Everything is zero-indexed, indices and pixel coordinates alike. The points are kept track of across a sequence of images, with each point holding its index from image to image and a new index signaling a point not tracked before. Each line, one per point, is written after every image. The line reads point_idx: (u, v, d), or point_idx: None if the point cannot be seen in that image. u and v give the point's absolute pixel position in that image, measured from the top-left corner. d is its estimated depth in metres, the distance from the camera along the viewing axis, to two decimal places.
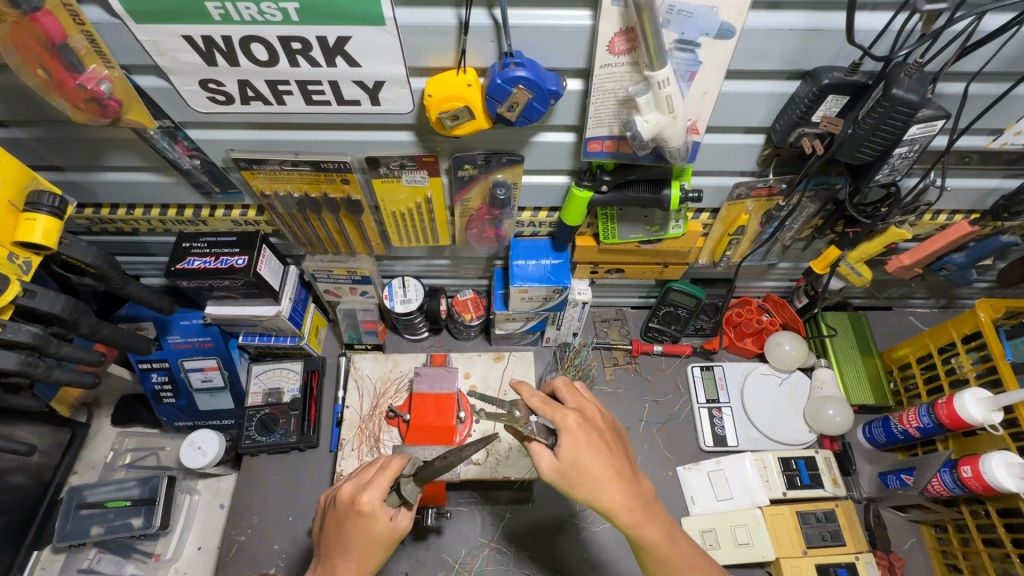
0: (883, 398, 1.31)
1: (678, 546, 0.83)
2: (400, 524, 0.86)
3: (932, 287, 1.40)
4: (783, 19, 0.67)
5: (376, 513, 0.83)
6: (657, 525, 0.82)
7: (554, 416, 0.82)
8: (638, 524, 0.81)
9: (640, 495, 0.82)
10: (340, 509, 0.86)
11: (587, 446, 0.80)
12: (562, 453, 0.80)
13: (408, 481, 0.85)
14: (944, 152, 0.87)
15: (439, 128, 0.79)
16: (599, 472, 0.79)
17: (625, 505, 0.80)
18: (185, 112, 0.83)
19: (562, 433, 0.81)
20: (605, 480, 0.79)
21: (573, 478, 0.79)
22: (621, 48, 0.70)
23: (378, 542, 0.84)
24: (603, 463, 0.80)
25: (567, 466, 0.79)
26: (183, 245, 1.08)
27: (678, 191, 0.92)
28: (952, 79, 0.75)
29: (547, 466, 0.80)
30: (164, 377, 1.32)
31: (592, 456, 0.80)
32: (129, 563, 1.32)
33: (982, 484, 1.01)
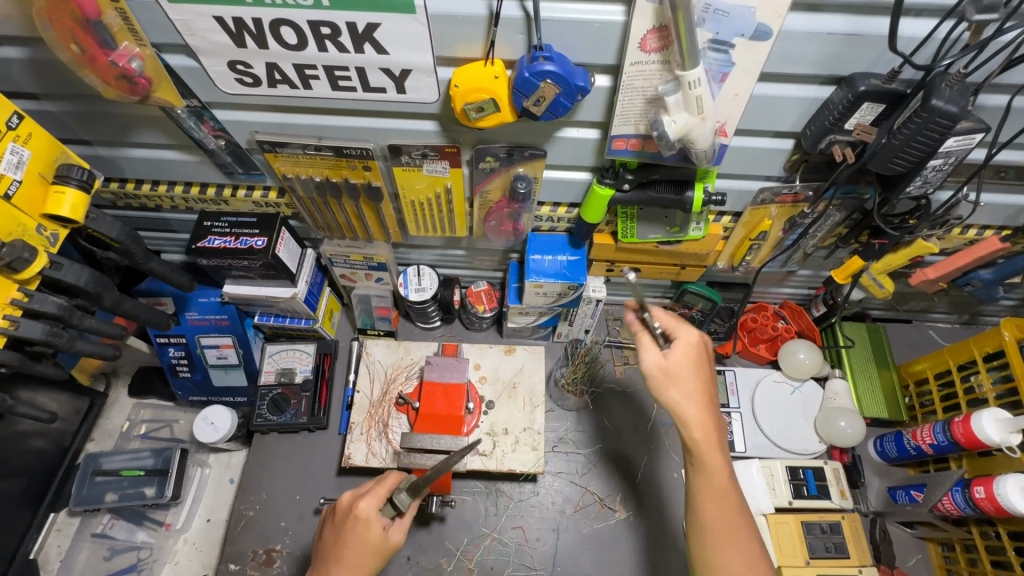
0: (897, 412, 1.29)
1: (721, 491, 0.84)
2: (392, 537, 0.90)
3: (955, 303, 1.37)
4: (822, 22, 0.66)
5: (369, 520, 0.89)
6: (722, 459, 0.84)
7: (680, 330, 0.91)
8: (700, 450, 0.85)
9: (713, 435, 0.85)
10: (337, 515, 0.92)
11: (691, 360, 0.88)
12: (669, 358, 0.88)
13: (402, 491, 0.91)
14: (982, 165, 0.84)
15: (464, 119, 0.78)
16: (695, 385, 0.87)
17: (700, 421, 0.85)
18: (212, 92, 0.83)
19: (678, 343, 0.89)
20: (695, 395, 0.86)
21: (662, 383, 0.87)
22: (653, 46, 0.68)
23: (370, 551, 0.88)
24: (698, 381, 0.87)
25: (669, 371, 0.87)
26: (204, 223, 1.10)
27: (700, 194, 0.90)
28: (995, 90, 0.73)
29: (649, 364, 0.89)
30: (181, 352, 1.34)
31: (680, 380, 0.87)
32: (141, 530, 1.36)
33: (994, 506, 0.99)
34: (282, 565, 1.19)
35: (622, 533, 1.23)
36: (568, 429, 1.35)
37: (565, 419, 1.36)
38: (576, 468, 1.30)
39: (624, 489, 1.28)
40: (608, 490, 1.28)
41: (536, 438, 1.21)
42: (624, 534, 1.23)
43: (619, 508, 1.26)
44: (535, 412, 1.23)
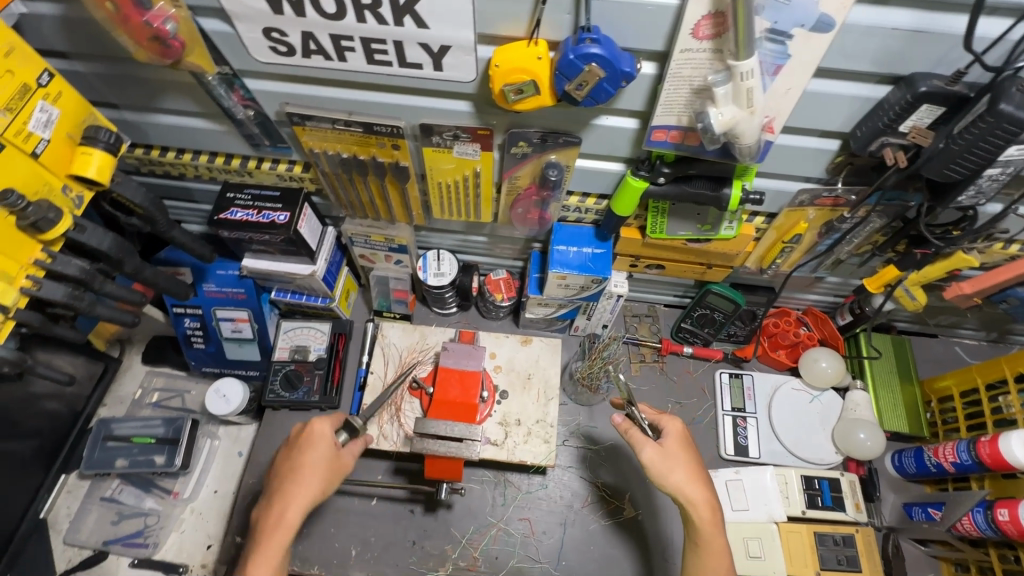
0: (918, 428, 1.26)
1: (720, 572, 0.91)
2: (346, 455, 0.99)
3: (985, 319, 1.33)
4: (888, 16, 0.62)
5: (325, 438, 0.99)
6: (721, 539, 0.92)
7: (667, 421, 1.00)
8: (704, 534, 0.92)
9: (712, 515, 0.92)
10: (290, 442, 1.00)
11: (682, 443, 0.97)
12: (665, 447, 0.97)
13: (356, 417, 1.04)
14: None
15: (501, 101, 0.76)
16: (692, 466, 0.95)
17: (705, 500, 0.93)
18: (245, 60, 0.81)
19: (668, 436, 0.98)
20: (695, 473, 0.95)
21: (664, 471, 0.95)
22: (706, 33, 0.65)
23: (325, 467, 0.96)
24: (695, 463, 0.96)
25: (665, 462, 0.95)
26: (227, 195, 1.09)
27: (738, 192, 0.88)
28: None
29: (648, 455, 0.96)
30: (196, 323, 1.34)
31: (678, 467, 0.95)
32: (149, 496, 1.37)
33: (1017, 530, 0.97)
34: (288, 541, 1.19)
35: (629, 533, 1.22)
36: (579, 424, 1.34)
37: (577, 414, 1.35)
38: (588, 462, 1.29)
39: (634, 488, 1.26)
40: (616, 488, 1.26)
41: (548, 431, 1.19)
42: (628, 534, 1.22)
43: (627, 506, 1.24)
44: (548, 405, 1.22)
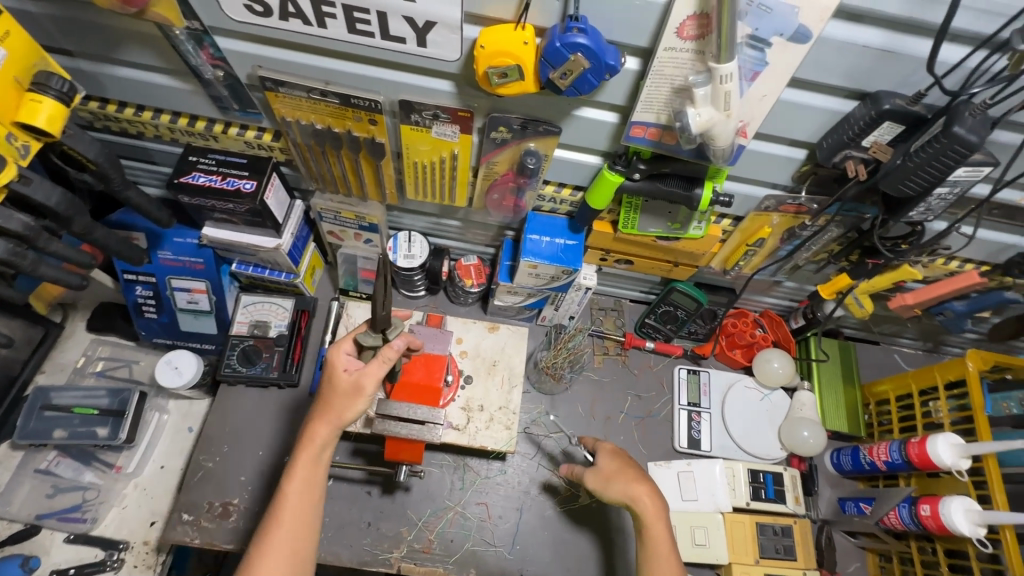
0: (856, 428, 1.34)
1: (666, 558, 0.94)
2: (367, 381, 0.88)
3: (923, 330, 1.43)
4: (859, 33, 0.65)
5: (337, 365, 0.91)
6: (662, 527, 0.96)
7: (603, 449, 1.06)
8: (647, 527, 0.96)
9: (654, 505, 0.97)
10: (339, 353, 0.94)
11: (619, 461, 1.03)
12: (601, 467, 1.03)
13: (367, 333, 0.90)
14: (983, 200, 0.86)
15: (484, 83, 0.75)
16: (625, 465, 1.02)
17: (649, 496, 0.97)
18: (215, 16, 0.76)
19: (604, 462, 1.03)
20: (629, 469, 1.01)
21: (608, 483, 1.00)
22: (690, 33, 0.67)
23: (347, 395, 0.89)
24: (627, 461, 1.02)
25: (606, 480, 1.01)
26: (190, 158, 1.05)
27: (709, 193, 0.90)
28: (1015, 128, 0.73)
29: (590, 481, 1.02)
30: (149, 292, 1.28)
31: (618, 481, 0.99)
32: (89, 470, 1.31)
33: (938, 524, 1.04)
34: (238, 519, 1.16)
35: (583, 519, 1.25)
36: (541, 412, 1.36)
37: (539, 402, 1.36)
38: (544, 451, 1.31)
39: None
40: (573, 476, 1.29)
41: (510, 418, 1.21)
42: (582, 520, 1.25)
43: (582, 493, 1.27)
44: (511, 392, 1.24)
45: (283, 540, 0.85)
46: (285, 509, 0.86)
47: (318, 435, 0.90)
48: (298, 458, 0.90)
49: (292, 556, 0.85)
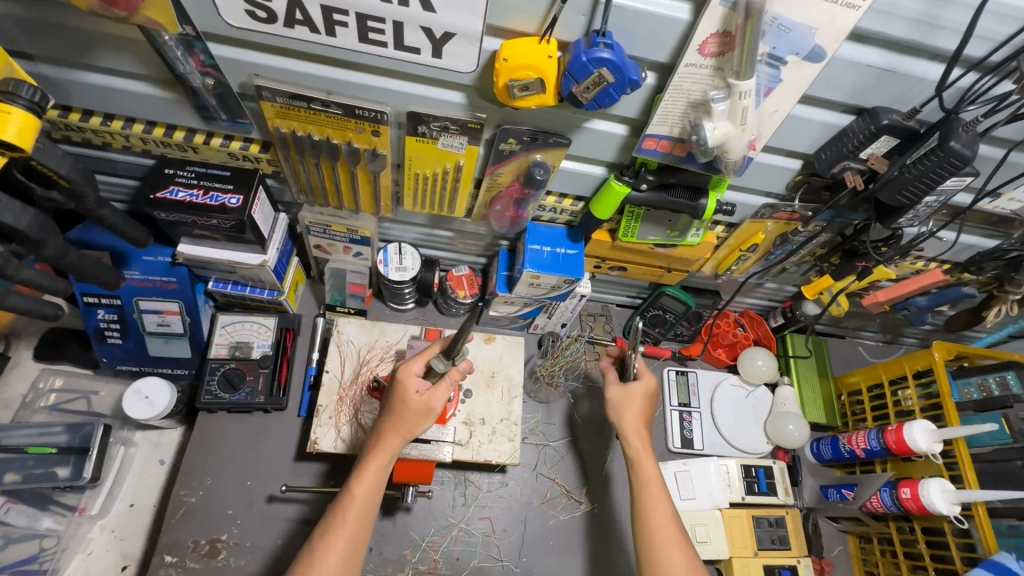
0: (833, 418, 1.42)
1: (657, 488, 1.00)
2: (431, 401, 0.93)
3: (885, 324, 1.53)
4: (864, 53, 0.69)
5: (409, 382, 0.93)
6: (653, 467, 1.02)
7: (644, 373, 1.10)
8: (638, 461, 1.03)
9: (644, 446, 1.05)
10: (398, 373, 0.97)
11: (644, 395, 1.09)
12: (629, 389, 1.09)
13: (438, 357, 0.92)
14: (965, 208, 0.93)
15: (503, 96, 0.74)
16: (638, 394, 1.09)
17: (635, 430, 1.06)
18: (211, 23, 0.71)
19: (638, 387, 1.09)
20: (635, 397, 1.08)
21: (618, 410, 1.09)
22: (711, 50, 0.68)
23: (415, 411, 0.92)
24: (640, 402, 1.08)
25: (625, 399, 1.09)
26: (166, 171, 0.98)
27: (712, 203, 0.93)
28: (994, 143, 0.80)
29: (613, 393, 1.11)
30: (112, 315, 1.17)
31: (631, 411, 1.08)
32: (45, 516, 1.18)
33: (918, 505, 1.12)
34: (228, 556, 1.09)
35: (587, 525, 1.25)
36: (538, 421, 1.35)
37: (536, 411, 1.36)
38: (543, 459, 1.31)
39: (592, 482, 1.29)
40: (574, 482, 1.29)
41: (512, 429, 1.19)
42: (587, 526, 1.25)
43: (584, 499, 1.27)
44: (512, 403, 1.21)
45: (344, 537, 0.88)
46: (350, 509, 0.89)
47: (387, 448, 0.92)
48: (367, 462, 0.92)
49: (343, 560, 0.87)
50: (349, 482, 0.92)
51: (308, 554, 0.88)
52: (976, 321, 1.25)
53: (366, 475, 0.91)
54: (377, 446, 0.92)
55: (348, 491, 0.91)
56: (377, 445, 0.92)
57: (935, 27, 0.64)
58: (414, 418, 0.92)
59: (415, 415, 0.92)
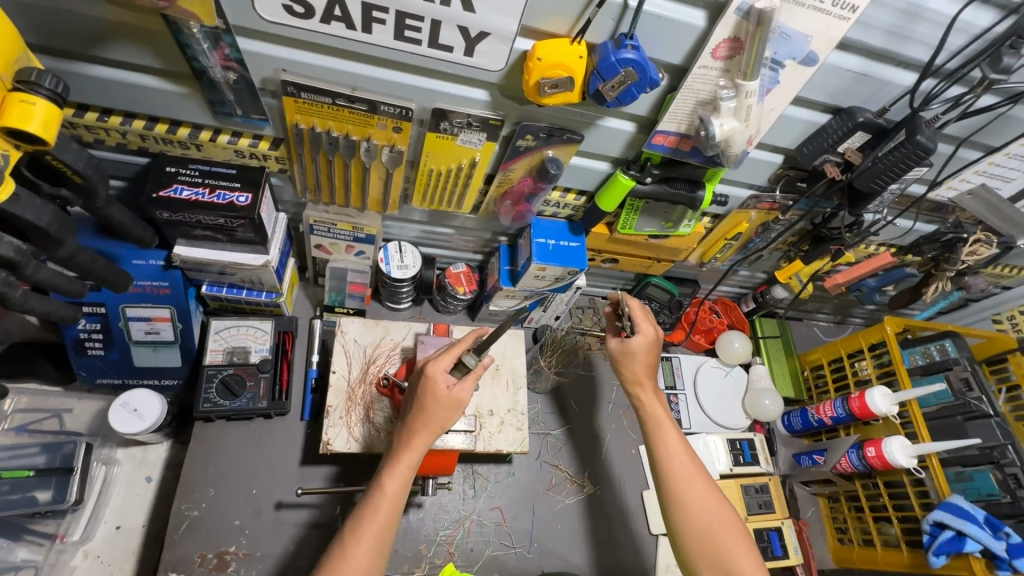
0: (800, 392, 1.57)
1: (668, 425, 1.05)
2: (459, 395, 0.94)
3: (837, 305, 1.71)
4: (845, 60, 0.80)
5: (439, 378, 0.94)
6: (660, 408, 1.08)
7: (641, 325, 1.09)
8: (645, 406, 1.08)
9: (649, 392, 1.09)
10: (417, 372, 0.99)
11: (648, 347, 1.09)
12: (630, 344, 1.09)
13: (469, 353, 0.97)
14: (919, 197, 1.11)
15: (533, 93, 0.78)
16: (638, 347, 1.08)
17: (636, 377, 1.10)
18: (244, 17, 0.72)
19: (636, 340, 1.09)
20: (637, 351, 1.09)
21: (623, 361, 1.11)
22: (722, 54, 0.76)
23: (445, 406, 0.93)
24: (645, 352, 1.09)
25: (626, 351, 1.10)
26: (168, 169, 0.94)
27: (709, 194, 1.02)
28: (946, 141, 0.97)
29: (613, 346, 1.13)
30: (95, 324, 1.10)
31: (636, 362, 1.09)
32: (21, 546, 1.09)
33: (882, 462, 1.25)
34: (237, 568, 1.05)
35: (592, 507, 1.30)
36: (539, 410, 1.39)
37: (535, 401, 1.40)
38: (546, 447, 1.35)
39: (592, 465, 1.35)
40: (576, 467, 1.34)
41: (520, 418, 1.18)
42: (592, 508, 1.30)
43: (586, 483, 1.33)
44: (517, 393, 1.20)
45: (374, 533, 0.87)
46: (381, 506, 0.88)
47: (417, 441, 0.92)
48: (399, 457, 0.92)
49: (373, 555, 0.86)
50: (380, 478, 0.91)
51: (336, 550, 0.87)
52: (914, 296, 1.39)
53: (398, 471, 0.91)
54: (405, 443, 0.93)
55: (378, 486, 0.90)
56: (406, 439, 0.93)
57: (904, 38, 0.76)
58: (439, 412, 0.93)
59: (442, 409, 0.93)
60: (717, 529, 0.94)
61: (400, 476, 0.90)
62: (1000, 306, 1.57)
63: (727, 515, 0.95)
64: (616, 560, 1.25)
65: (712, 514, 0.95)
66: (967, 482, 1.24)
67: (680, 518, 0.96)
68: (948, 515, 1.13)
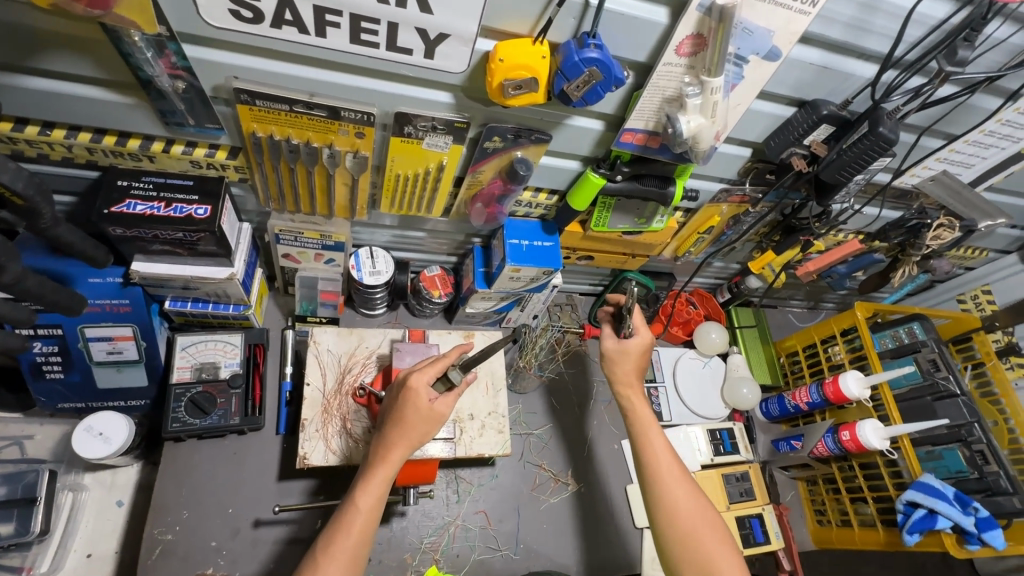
0: (777, 379, 1.59)
1: (653, 428, 1.05)
2: (438, 409, 0.93)
3: (809, 291, 1.74)
4: (808, 53, 0.80)
5: (421, 391, 0.92)
6: (647, 411, 1.08)
7: (640, 330, 1.12)
8: (633, 409, 1.08)
9: (637, 395, 1.10)
10: (395, 385, 0.97)
11: (642, 349, 1.12)
12: (625, 345, 1.12)
13: (454, 367, 0.96)
14: (885, 185, 1.13)
15: (496, 95, 0.77)
16: (634, 348, 1.11)
17: (625, 379, 1.10)
18: (188, 22, 0.69)
19: (633, 343, 1.11)
20: (630, 352, 1.11)
21: (614, 363, 1.12)
22: (685, 50, 0.75)
23: (425, 419, 0.92)
24: (638, 354, 1.12)
25: (622, 353, 1.12)
26: (120, 184, 0.90)
27: (680, 189, 1.01)
28: (908, 130, 0.99)
29: (609, 345, 1.13)
30: (52, 347, 1.06)
31: (627, 366, 1.11)
32: None
33: (856, 445, 1.28)
34: None
35: (577, 504, 1.30)
36: (520, 411, 1.39)
37: (516, 402, 1.40)
38: (529, 447, 1.35)
39: (576, 463, 1.35)
40: (559, 466, 1.34)
41: (501, 421, 1.16)
42: (576, 505, 1.30)
43: (570, 481, 1.33)
44: (497, 396, 1.19)
45: (347, 550, 0.86)
46: (355, 523, 0.87)
47: (394, 455, 0.91)
48: (374, 471, 0.90)
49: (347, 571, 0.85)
50: (354, 494, 0.89)
51: (309, 567, 0.86)
52: (883, 281, 1.41)
53: (373, 486, 0.90)
54: (377, 461, 0.91)
55: (352, 501, 0.89)
56: (383, 455, 0.91)
57: (863, 31, 0.76)
58: (418, 426, 0.92)
59: (420, 423, 0.92)
60: (702, 535, 0.94)
61: (376, 492, 0.89)
62: (965, 286, 1.62)
63: (711, 521, 0.96)
64: (601, 558, 1.26)
65: (698, 520, 0.96)
66: (938, 460, 1.28)
67: (665, 522, 0.97)
68: (920, 494, 1.17)
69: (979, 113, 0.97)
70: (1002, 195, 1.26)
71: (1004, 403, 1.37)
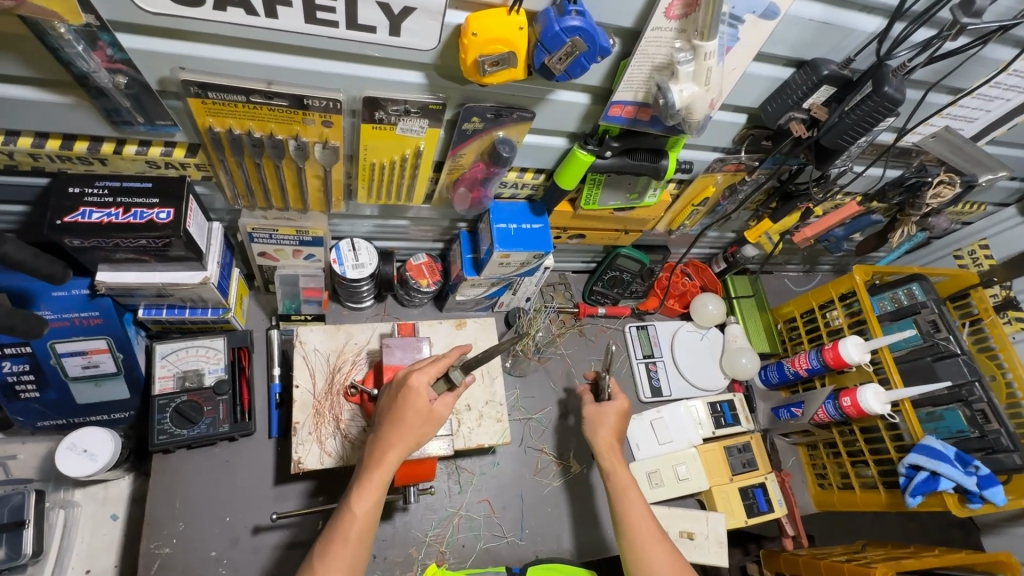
0: (776, 346, 1.56)
1: (631, 490, 1.02)
2: (438, 411, 0.90)
3: (806, 255, 1.70)
4: (808, 9, 0.74)
5: (421, 391, 0.89)
6: (627, 473, 1.05)
7: (618, 395, 1.17)
8: (612, 472, 1.05)
9: (617, 458, 1.08)
10: (392, 385, 0.93)
11: (618, 415, 1.14)
12: (603, 407, 1.15)
13: (456, 367, 0.93)
14: (888, 146, 1.10)
15: (472, 73, 0.70)
16: (614, 410, 1.14)
17: (606, 443, 1.10)
18: (121, 10, 0.62)
19: (610, 406, 1.15)
20: (599, 417, 1.14)
21: (595, 426, 1.14)
22: (676, 13, 0.69)
23: (424, 419, 0.88)
24: (616, 422, 1.13)
25: (599, 415, 1.14)
26: (72, 190, 0.83)
27: (673, 162, 0.96)
28: (914, 86, 0.94)
29: (588, 410, 1.16)
30: (23, 366, 1.01)
31: (606, 427, 1.12)
32: None
33: (857, 410, 1.27)
34: None
35: (580, 488, 1.29)
36: (518, 396, 1.36)
37: (515, 386, 1.37)
38: (530, 433, 1.33)
39: (577, 446, 1.34)
40: (561, 450, 1.33)
41: (499, 410, 1.13)
42: (581, 487, 1.29)
43: (573, 463, 1.32)
44: (494, 384, 1.15)
45: (343, 561, 0.83)
46: (351, 530, 0.84)
47: (389, 458, 0.87)
48: (371, 476, 0.87)
49: None
50: (351, 499, 0.86)
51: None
52: (882, 241, 1.37)
53: (368, 492, 0.87)
54: (368, 466, 0.88)
55: (348, 506, 0.86)
56: (378, 459, 0.87)
57: None
58: (416, 426, 0.88)
59: (419, 425, 0.88)
60: None
61: (372, 498, 0.86)
62: (962, 242, 1.59)
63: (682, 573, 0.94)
64: (607, 538, 1.25)
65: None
66: (938, 420, 1.28)
67: None
68: (922, 457, 1.16)
69: (990, 66, 0.93)
70: (1004, 148, 1.22)
71: (1002, 357, 1.36)
